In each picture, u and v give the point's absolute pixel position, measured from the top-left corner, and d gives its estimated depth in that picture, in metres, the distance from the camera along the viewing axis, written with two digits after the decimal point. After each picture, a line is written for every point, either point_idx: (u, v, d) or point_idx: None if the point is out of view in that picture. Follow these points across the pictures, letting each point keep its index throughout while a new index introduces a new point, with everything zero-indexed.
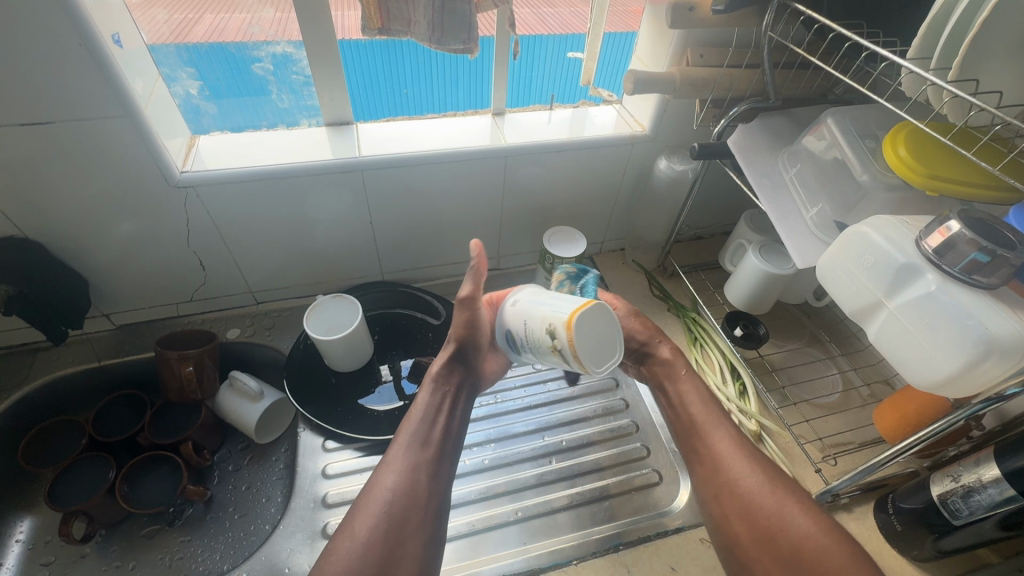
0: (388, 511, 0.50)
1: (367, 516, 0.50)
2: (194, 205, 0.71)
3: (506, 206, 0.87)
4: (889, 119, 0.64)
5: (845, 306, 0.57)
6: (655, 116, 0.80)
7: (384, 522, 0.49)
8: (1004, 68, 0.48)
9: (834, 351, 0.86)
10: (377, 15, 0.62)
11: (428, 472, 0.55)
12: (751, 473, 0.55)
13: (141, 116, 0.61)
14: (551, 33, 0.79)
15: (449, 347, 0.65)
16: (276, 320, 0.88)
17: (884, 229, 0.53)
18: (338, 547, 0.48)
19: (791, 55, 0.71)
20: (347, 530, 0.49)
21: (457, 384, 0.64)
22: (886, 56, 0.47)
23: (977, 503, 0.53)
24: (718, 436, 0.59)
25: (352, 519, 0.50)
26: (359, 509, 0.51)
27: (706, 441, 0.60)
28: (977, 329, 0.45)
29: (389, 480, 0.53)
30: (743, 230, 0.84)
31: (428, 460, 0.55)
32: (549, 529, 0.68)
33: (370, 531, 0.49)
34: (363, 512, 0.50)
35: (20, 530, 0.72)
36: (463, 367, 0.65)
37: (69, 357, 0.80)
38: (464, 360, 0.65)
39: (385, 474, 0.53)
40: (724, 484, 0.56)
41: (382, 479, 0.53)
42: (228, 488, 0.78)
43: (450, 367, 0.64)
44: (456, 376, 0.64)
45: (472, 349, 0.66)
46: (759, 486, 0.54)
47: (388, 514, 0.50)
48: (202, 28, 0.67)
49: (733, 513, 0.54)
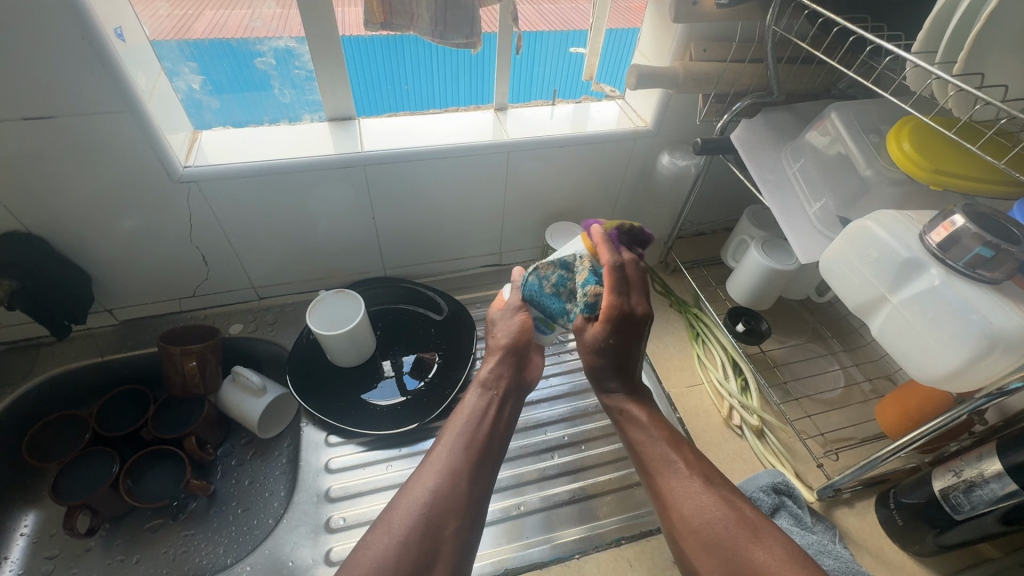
0: (427, 511, 0.48)
1: (404, 513, 0.48)
2: (197, 199, 0.71)
3: (508, 201, 0.87)
4: (893, 114, 0.64)
5: (848, 301, 0.57)
6: (657, 110, 0.79)
7: (419, 523, 0.48)
8: (1011, 62, 0.48)
9: (835, 347, 0.86)
10: (380, 10, 0.61)
11: (471, 474, 0.52)
12: (708, 508, 0.48)
13: (143, 109, 0.61)
14: (552, 29, 0.79)
15: (497, 351, 0.61)
16: (278, 315, 0.88)
17: (888, 224, 0.53)
18: (374, 542, 0.47)
19: (794, 49, 0.71)
20: (384, 526, 0.48)
21: (509, 387, 0.60)
22: (892, 49, 0.47)
23: (979, 498, 0.54)
24: (670, 471, 0.51)
25: (389, 516, 0.48)
26: (397, 506, 0.49)
27: (660, 479, 0.51)
28: (981, 323, 0.45)
29: (430, 479, 0.51)
30: (745, 226, 0.84)
31: (473, 464, 0.53)
32: (551, 523, 0.68)
33: (406, 530, 0.47)
34: (399, 511, 0.49)
35: (25, 524, 0.73)
36: (520, 366, 0.61)
37: (73, 352, 0.80)
38: (518, 365, 0.61)
39: (427, 473, 0.51)
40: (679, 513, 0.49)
41: (422, 478, 0.51)
42: (232, 483, 0.78)
43: (500, 368, 0.60)
44: (507, 378, 0.60)
45: (525, 349, 0.61)
46: (722, 521, 0.47)
47: (425, 517, 0.48)
48: (203, 24, 0.67)
49: (694, 551, 0.47)
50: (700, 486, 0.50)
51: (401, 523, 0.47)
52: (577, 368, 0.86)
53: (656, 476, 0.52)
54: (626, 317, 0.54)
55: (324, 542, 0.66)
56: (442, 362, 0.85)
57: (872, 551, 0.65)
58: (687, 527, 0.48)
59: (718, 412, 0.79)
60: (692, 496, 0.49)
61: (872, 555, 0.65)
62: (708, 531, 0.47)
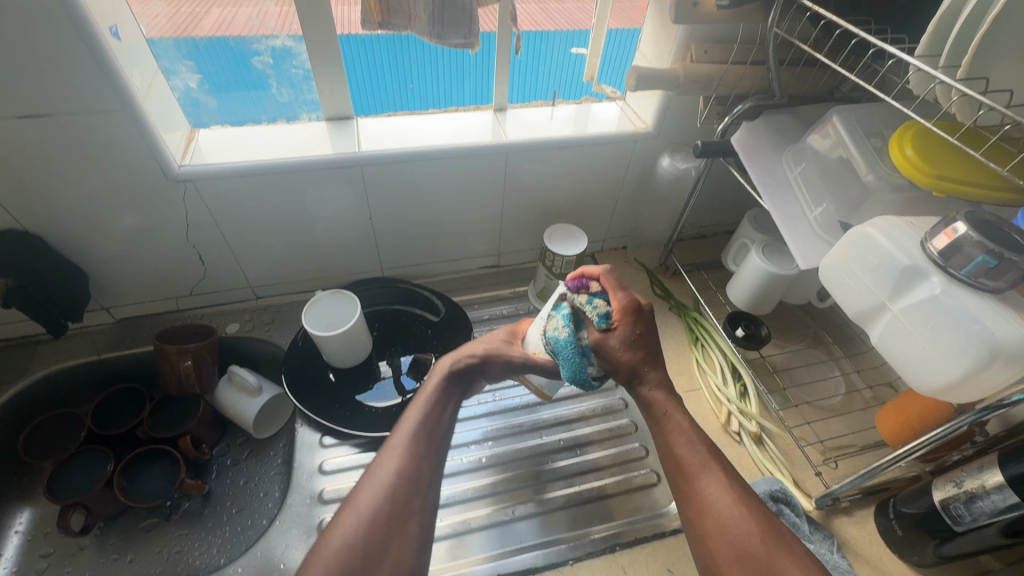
0: (393, 495, 0.49)
1: (370, 496, 0.49)
2: (193, 198, 0.70)
3: (507, 202, 0.86)
4: (895, 118, 0.63)
5: (848, 308, 0.56)
6: (658, 113, 0.79)
7: (386, 505, 0.49)
8: (1017, 66, 0.47)
9: (837, 353, 0.85)
10: (377, 9, 0.61)
11: (428, 460, 0.53)
12: (741, 521, 0.46)
13: (138, 108, 0.60)
14: (557, 29, 0.78)
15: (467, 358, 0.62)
16: (275, 314, 0.88)
17: (889, 230, 0.52)
18: (340, 526, 0.48)
19: (797, 52, 0.70)
20: (349, 510, 0.49)
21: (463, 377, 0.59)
22: (895, 53, 0.46)
23: (980, 509, 0.53)
24: (708, 478, 0.49)
25: (355, 498, 0.49)
26: (361, 489, 0.50)
27: (695, 484, 0.49)
28: (981, 334, 0.45)
29: (392, 462, 0.51)
30: (747, 229, 0.83)
31: (432, 449, 0.53)
32: (545, 528, 0.67)
33: (372, 512, 0.48)
34: (364, 492, 0.50)
35: (20, 521, 0.73)
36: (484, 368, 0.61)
37: (70, 350, 0.80)
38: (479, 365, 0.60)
39: (388, 456, 0.52)
40: (710, 523, 0.47)
41: (384, 461, 0.52)
42: (227, 483, 0.78)
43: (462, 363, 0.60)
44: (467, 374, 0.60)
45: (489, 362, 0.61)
46: (751, 535, 0.45)
47: (390, 499, 0.49)
48: (210, 21, 0.66)
49: (725, 562, 0.46)
50: (733, 497, 0.48)
51: (368, 504, 0.49)
52: None
53: (691, 481, 0.50)
54: (637, 308, 0.56)
55: None
56: None
57: (870, 561, 0.64)
58: (719, 538, 0.46)
59: (716, 418, 0.78)
60: (727, 506, 0.47)
61: (870, 564, 0.64)
62: (741, 543, 0.45)
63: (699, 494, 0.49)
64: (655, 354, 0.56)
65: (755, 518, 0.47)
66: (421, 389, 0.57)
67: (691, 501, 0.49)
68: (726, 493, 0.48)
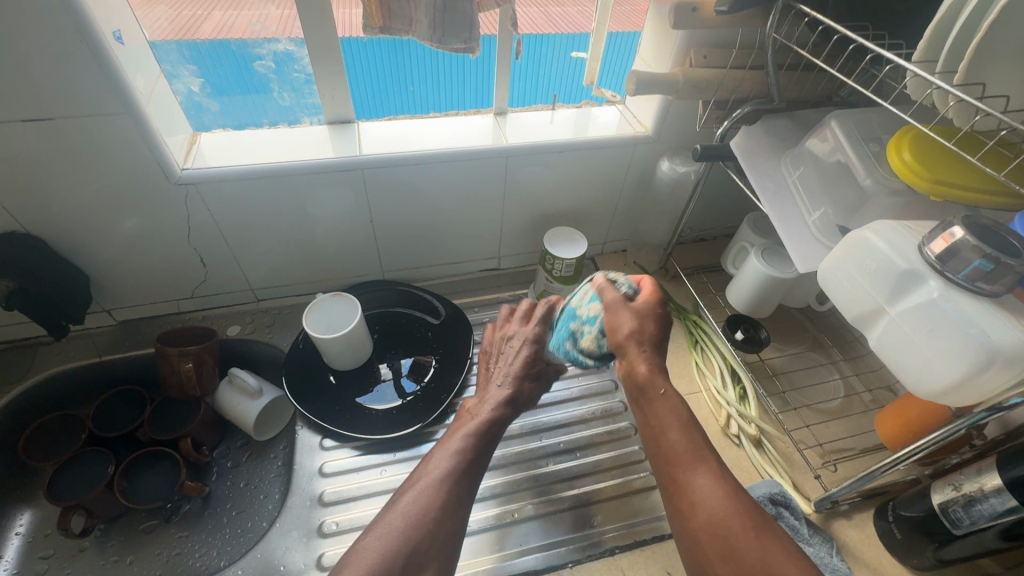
0: (432, 527, 0.47)
1: (409, 523, 0.47)
2: (195, 201, 0.71)
3: (507, 205, 0.87)
4: (893, 123, 0.64)
5: (846, 312, 0.56)
6: (658, 116, 0.79)
7: (423, 536, 0.46)
8: (1013, 72, 0.47)
9: (836, 356, 0.85)
10: (378, 13, 0.61)
11: (464, 497, 0.51)
12: (731, 514, 0.45)
13: (141, 112, 0.61)
14: (559, 32, 0.78)
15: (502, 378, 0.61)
16: (276, 317, 0.89)
17: (886, 234, 0.52)
18: (366, 544, 0.46)
19: (796, 57, 0.70)
20: (378, 528, 0.47)
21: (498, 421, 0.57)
22: (891, 59, 0.46)
23: (979, 513, 0.53)
24: (700, 472, 0.48)
25: (386, 519, 0.47)
26: (392, 512, 0.48)
27: (685, 478, 0.48)
28: (979, 337, 0.45)
29: (424, 493, 0.49)
30: (746, 233, 0.84)
31: (467, 487, 0.51)
32: (545, 531, 0.67)
33: (405, 536, 0.46)
34: (396, 517, 0.47)
35: (21, 523, 0.73)
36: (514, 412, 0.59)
37: (71, 352, 0.81)
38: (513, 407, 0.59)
39: (421, 486, 0.50)
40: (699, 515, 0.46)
41: (417, 488, 0.49)
42: (227, 485, 0.78)
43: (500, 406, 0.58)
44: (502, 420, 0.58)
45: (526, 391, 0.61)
46: (740, 527, 0.44)
47: (428, 530, 0.47)
48: (211, 26, 0.67)
49: (713, 555, 0.44)
50: (724, 491, 0.47)
51: (401, 529, 0.46)
52: (577, 374, 0.85)
53: (682, 472, 0.48)
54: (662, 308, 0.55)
55: (316, 547, 0.66)
56: (440, 366, 0.85)
57: (869, 564, 0.64)
58: (709, 532, 0.45)
59: (715, 421, 0.78)
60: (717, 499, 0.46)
61: (869, 567, 0.64)
62: (730, 538, 0.44)
63: (689, 487, 0.47)
64: (664, 341, 0.55)
65: (744, 512, 0.45)
66: (454, 432, 0.55)
67: (679, 493, 0.48)
68: (717, 486, 0.47)
